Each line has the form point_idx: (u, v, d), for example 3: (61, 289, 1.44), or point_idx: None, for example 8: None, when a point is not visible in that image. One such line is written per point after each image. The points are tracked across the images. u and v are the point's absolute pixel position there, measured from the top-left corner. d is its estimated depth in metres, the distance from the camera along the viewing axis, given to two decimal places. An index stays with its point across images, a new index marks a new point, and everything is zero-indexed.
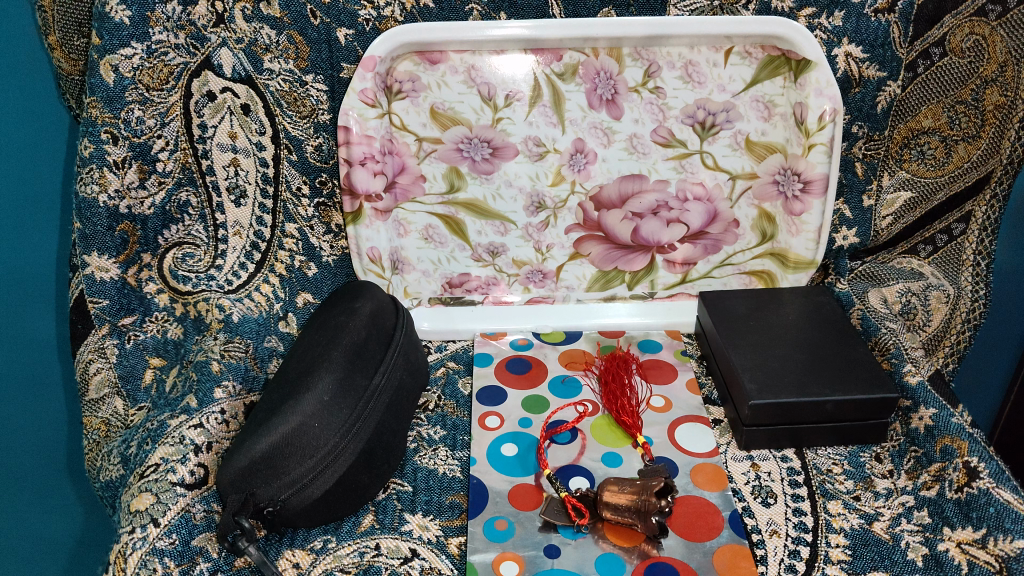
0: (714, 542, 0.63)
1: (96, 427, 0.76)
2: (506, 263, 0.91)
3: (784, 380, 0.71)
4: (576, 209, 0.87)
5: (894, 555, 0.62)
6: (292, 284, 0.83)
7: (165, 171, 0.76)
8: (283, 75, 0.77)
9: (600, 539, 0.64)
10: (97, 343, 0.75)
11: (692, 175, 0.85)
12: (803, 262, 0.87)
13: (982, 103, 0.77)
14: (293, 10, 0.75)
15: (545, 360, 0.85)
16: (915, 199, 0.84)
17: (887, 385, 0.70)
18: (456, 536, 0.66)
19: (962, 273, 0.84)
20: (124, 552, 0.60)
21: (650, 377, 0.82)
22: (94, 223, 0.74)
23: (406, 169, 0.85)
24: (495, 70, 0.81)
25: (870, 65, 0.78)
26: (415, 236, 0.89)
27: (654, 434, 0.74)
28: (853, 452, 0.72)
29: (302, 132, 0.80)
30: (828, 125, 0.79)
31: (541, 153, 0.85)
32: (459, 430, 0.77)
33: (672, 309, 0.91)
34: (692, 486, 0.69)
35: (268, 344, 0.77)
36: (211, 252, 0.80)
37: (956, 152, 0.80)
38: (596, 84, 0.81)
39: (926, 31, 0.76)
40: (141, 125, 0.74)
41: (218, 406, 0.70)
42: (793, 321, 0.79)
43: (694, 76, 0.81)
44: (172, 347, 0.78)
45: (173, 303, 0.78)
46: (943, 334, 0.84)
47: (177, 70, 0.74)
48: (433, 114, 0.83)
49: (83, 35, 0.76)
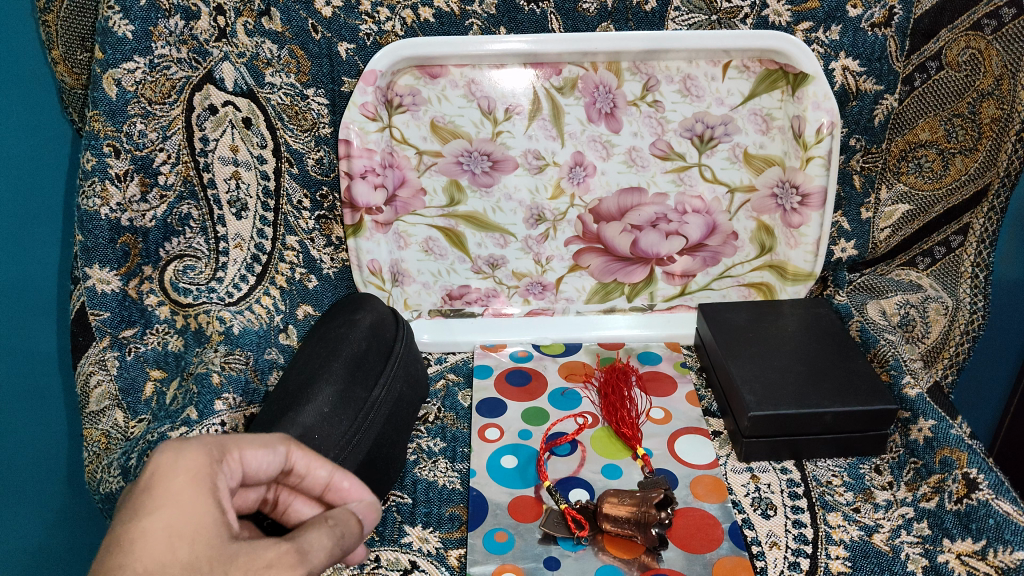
0: (714, 554, 0.63)
1: (95, 440, 0.73)
2: (506, 275, 0.91)
3: (783, 391, 0.71)
4: (576, 221, 0.87)
5: (894, 567, 0.62)
6: (292, 295, 0.84)
7: (166, 184, 0.77)
8: (284, 88, 0.79)
9: (600, 551, 0.65)
10: (97, 355, 0.74)
11: (691, 188, 0.86)
12: (802, 275, 0.87)
13: (979, 116, 0.78)
14: (295, 25, 0.77)
15: (545, 372, 0.85)
16: (913, 212, 0.84)
17: (886, 397, 0.70)
18: (456, 548, 0.66)
19: (961, 285, 0.85)
20: None
21: (650, 389, 0.82)
22: (95, 235, 0.73)
23: (406, 182, 0.85)
24: (495, 83, 0.81)
25: (867, 78, 0.78)
26: (415, 248, 0.90)
27: (654, 446, 0.75)
28: (852, 464, 0.72)
29: (303, 146, 0.82)
30: (826, 138, 0.79)
31: (541, 166, 0.85)
32: (459, 442, 0.77)
33: (671, 321, 0.91)
34: (692, 497, 0.69)
35: (268, 356, 0.77)
36: (212, 264, 0.81)
37: (954, 164, 0.81)
38: (595, 98, 0.82)
39: (922, 44, 0.77)
40: (143, 138, 0.74)
41: (218, 418, 0.70)
42: (792, 333, 0.80)
43: (693, 89, 0.81)
44: (172, 359, 0.77)
45: (174, 315, 0.78)
46: (942, 346, 0.85)
47: (178, 84, 0.75)
48: (433, 127, 0.83)
49: (85, 49, 0.78)
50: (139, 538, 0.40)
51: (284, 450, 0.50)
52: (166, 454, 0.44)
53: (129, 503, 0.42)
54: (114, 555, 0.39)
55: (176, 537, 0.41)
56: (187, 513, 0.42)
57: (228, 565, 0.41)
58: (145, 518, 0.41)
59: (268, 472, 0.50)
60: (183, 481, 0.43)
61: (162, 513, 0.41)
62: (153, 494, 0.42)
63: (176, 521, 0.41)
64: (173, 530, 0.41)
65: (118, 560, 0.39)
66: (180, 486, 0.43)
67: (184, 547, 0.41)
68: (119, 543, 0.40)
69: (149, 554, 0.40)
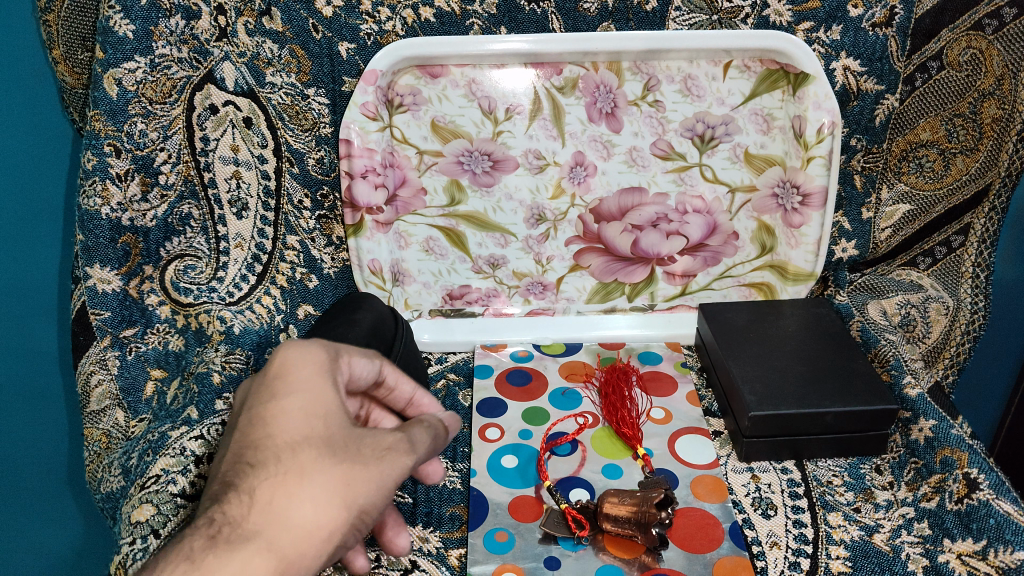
0: (714, 554, 0.63)
1: (96, 439, 0.74)
2: (506, 275, 0.91)
3: (783, 391, 0.71)
4: (576, 221, 0.87)
5: (894, 567, 0.62)
6: (292, 295, 0.83)
7: (167, 184, 0.78)
8: (284, 88, 0.79)
9: (600, 551, 0.65)
10: (98, 355, 0.75)
11: (692, 188, 0.86)
12: (803, 274, 0.87)
13: (980, 116, 0.78)
14: (296, 24, 0.76)
15: (545, 372, 0.85)
16: (914, 211, 0.84)
17: (887, 397, 0.70)
18: (456, 548, 0.66)
19: (961, 285, 0.85)
20: (124, 563, 0.59)
21: (650, 389, 0.82)
22: (96, 235, 0.74)
23: (406, 182, 0.85)
24: (495, 83, 0.81)
25: (867, 78, 0.78)
26: (415, 248, 0.89)
27: (654, 446, 0.75)
28: (853, 464, 0.72)
29: (304, 145, 0.81)
30: (827, 138, 0.79)
31: (541, 166, 0.85)
32: (459, 442, 0.77)
33: (672, 321, 0.91)
34: (692, 497, 0.69)
35: (268, 355, 0.77)
36: (212, 264, 0.81)
37: (954, 164, 0.81)
38: (595, 98, 0.82)
39: (923, 44, 0.77)
40: (144, 138, 0.75)
41: (218, 417, 0.68)
42: (792, 333, 0.79)
43: (694, 89, 0.81)
44: (173, 359, 0.77)
45: (175, 315, 0.78)
46: (943, 346, 0.85)
47: (179, 83, 0.76)
48: (433, 127, 0.83)
49: (86, 49, 0.76)
50: (281, 415, 0.48)
51: (379, 361, 0.58)
52: (294, 350, 0.52)
53: (265, 387, 0.50)
54: (263, 427, 0.48)
55: (310, 417, 0.49)
56: (317, 398, 0.49)
57: (358, 444, 0.49)
58: (283, 399, 0.49)
59: (367, 379, 0.57)
60: (310, 372, 0.51)
61: (297, 397, 0.49)
62: (286, 381, 0.50)
63: (308, 404, 0.49)
64: (307, 410, 0.49)
65: (266, 431, 0.48)
66: (307, 376, 0.50)
67: (319, 425, 0.48)
68: (263, 419, 0.48)
69: (290, 429, 0.48)
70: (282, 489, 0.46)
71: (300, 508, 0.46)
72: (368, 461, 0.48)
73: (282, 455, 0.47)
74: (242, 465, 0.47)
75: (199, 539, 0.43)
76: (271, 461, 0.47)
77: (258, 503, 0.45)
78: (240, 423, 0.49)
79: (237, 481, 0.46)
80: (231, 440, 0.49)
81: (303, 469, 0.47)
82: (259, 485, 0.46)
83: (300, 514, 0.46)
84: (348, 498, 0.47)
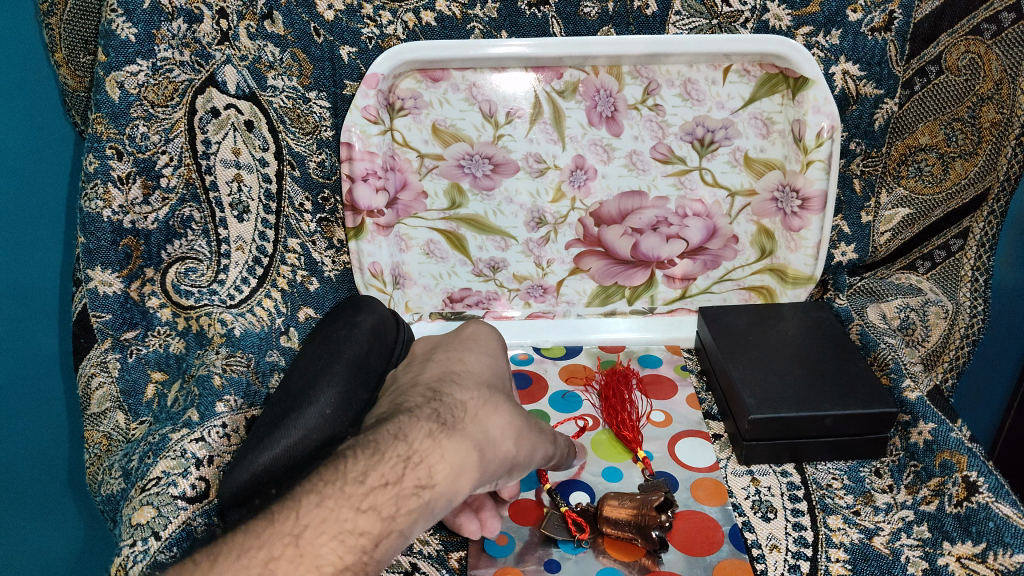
0: (714, 557, 0.64)
1: (96, 441, 0.75)
2: (506, 278, 0.91)
3: (783, 395, 0.72)
4: (576, 224, 0.88)
5: (894, 569, 0.63)
6: (292, 298, 0.83)
7: (168, 186, 0.78)
8: (286, 91, 0.79)
9: (600, 554, 0.65)
10: (99, 357, 0.76)
11: (692, 192, 0.86)
12: (802, 278, 0.87)
13: (978, 121, 0.78)
14: (297, 28, 0.76)
15: (545, 375, 0.85)
16: (913, 215, 0.84)
17: (886, 400, 0.70)
18: (456, 550, 0.66)
19: (960, 288, 0.85)
20: (124, 565, 0.59)
21: (650, 392, 0.82)
22: (97, 238, 0.75)
23: (407, 185, 0.85)
24: (495, 88, 0.81)
25: (867, 83, 0.79)
26: (416, 251, 0.90)
27: (654, 449, 0.75)
28: (853, 467, 0.72)
29: (305, 148, 0.81)
30: (826, 142, 0.79)
31: (541, 170, 0.85)
32: None
33: (672, 324, 0.91)
34: (692, 501, 0.69)
35: (268, 358, 0.76)
36: (213, 266, 0.81)
37: (954, 168, 0.81)
38: (596, 101, 0.82)
39: (921, 49, 0.77)
40: (145, 141, 0.75)
41: (219, 420, 0.68)
42: (792, 337, 0.79)
43: (694, 93, 0.82)
44: (174, 361, 0.78)
45: (175, 317, 0.79)
46: (942, 350, 0.86)
47: (181, 87, 0.76)
48: (434, 130, 0.83)
49: (88, 52, 0.76)
50: (476, 361, 0.57)
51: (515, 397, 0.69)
52: (483, 327, 0.63)
53: (460, 342, 0.60)
54: (460, 363, 0.56)
55: (497, 374, 0.57)
56: (498, 364, 0.59)
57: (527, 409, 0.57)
58: (478, 354, 0.58)
59: None
60: (496, 344, 0.61)
61: (488, 358, 0.59)
62: (479, 344, 0.60)
63: (494, 365, 0.58)
64: (494, 367, 0.58)
65: (463, 366, 0.56)
66: (493, 345, 0.61)
67: (500, 380, 0.57)
68: (462, 358, 0.57)
69: (482, 372, 0.56)
70: (484, 406, 0.52)
71: (494, 427, 0.51)
72: (533, 426, 0.56)
73: (482, 387, 0.53)
74: (448, 380, 0.53)
75: (433, 424, 0.48)
76: (473, 388, 0.53)
77: (469, 414, 0.51)
78: (437, 356, 0.58)
79: (449, 391, 0.52)
80: (428, 368, 0.56)
81: (497, 403, 0.53)
82: (466, 399, 0.52)
83: (497, 429, 0.51)
84: (519, 442, 0.53)
